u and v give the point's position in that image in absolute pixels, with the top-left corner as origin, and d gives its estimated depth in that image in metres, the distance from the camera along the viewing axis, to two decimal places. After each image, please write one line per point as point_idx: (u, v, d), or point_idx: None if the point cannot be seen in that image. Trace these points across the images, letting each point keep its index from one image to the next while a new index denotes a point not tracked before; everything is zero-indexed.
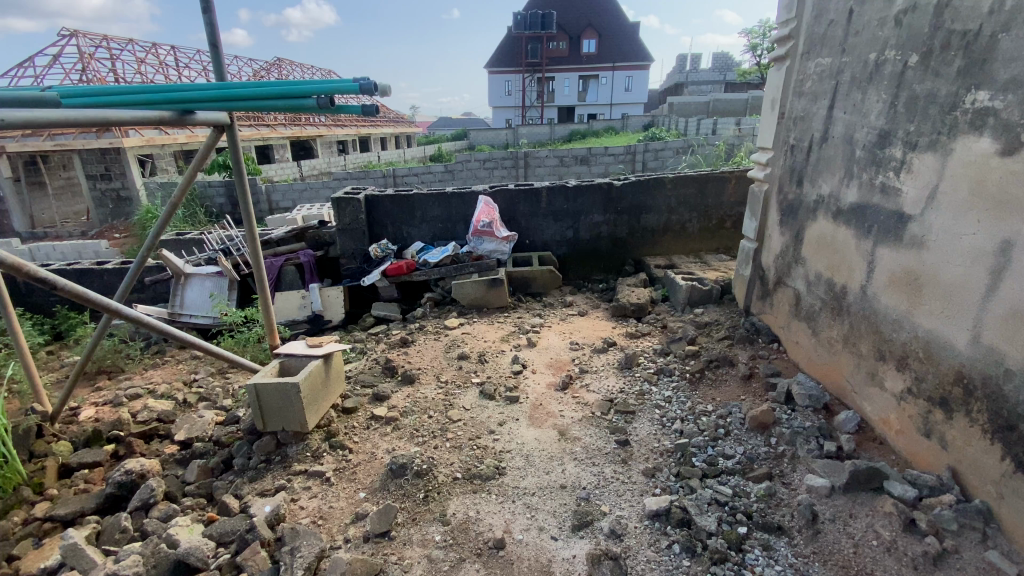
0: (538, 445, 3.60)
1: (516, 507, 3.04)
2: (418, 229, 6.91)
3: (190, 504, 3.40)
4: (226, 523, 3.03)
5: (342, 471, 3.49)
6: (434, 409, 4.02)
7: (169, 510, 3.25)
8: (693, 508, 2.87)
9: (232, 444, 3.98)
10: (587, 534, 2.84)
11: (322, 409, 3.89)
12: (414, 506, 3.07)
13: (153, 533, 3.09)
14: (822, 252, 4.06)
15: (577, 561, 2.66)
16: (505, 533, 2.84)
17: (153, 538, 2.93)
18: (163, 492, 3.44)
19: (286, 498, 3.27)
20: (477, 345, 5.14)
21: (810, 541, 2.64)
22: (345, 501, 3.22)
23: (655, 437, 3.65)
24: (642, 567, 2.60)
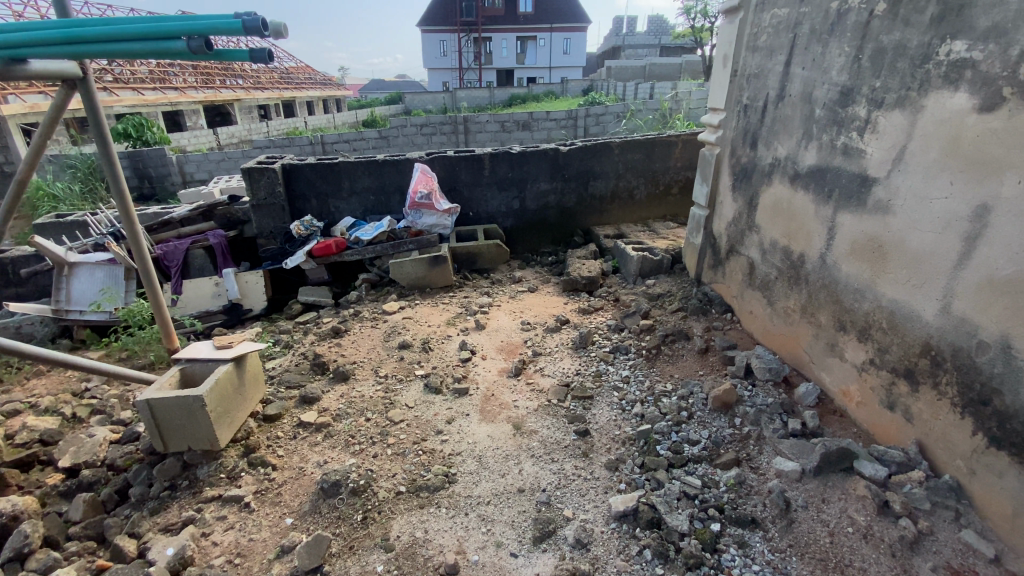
0: (490, 444, 3.25)
1: (470, 520, 2.69)
2: (347, 203, 6.21)
3: (78, 548, 2.78)
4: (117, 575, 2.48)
5: (263, 492, 2.97)
6: (372, 410, 3.57)
7: (49, 562, 2.65)
8: (662, 506, 2.63)
9: (129, 469, 3.33)
10: (550, 547, 2.53)
11: (238, 420, 3.33)
12: (349, 531, 2.64)
13: None
14: (779, 218, 3.88)
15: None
16: (458, 555, 2.49)
17: None
18: (41, 537, 2.81)
19: (196, 534, 2.73)
20: (420, 331, 4.66)
21: (785, 533, 2.46)
22: (269, 530, 2.73)
23: (616, 424, 3.37)
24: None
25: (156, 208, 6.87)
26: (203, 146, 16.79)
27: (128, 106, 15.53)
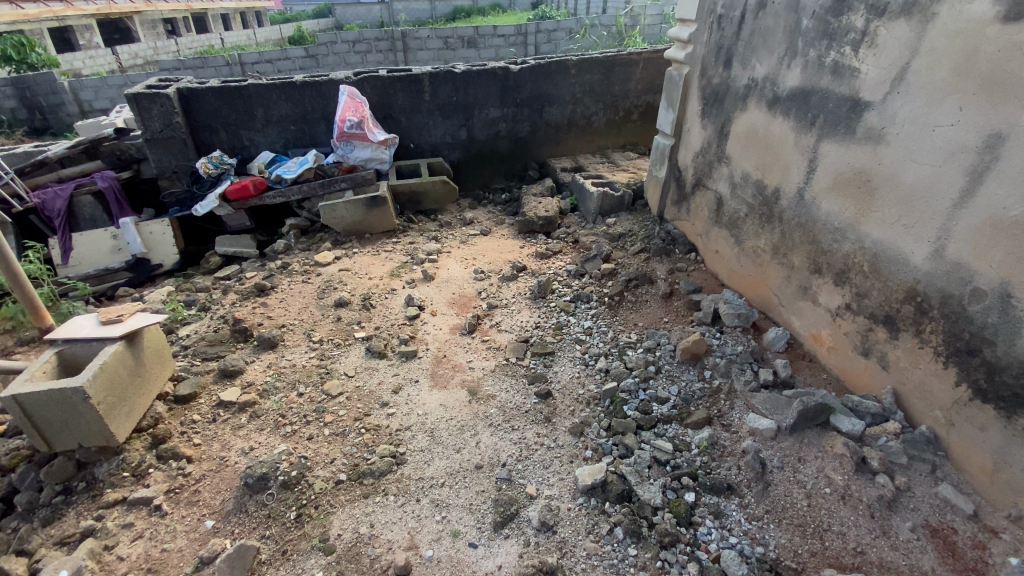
0: (443, 414, 2.89)
1: (423, 508, 2.39)
2: (264, 135, 5.32)
3: None
4: None
5: (177, 490, 2.52)
6: (306, 383, 3.12)
7: None
8: (632, 476, 2.40)
9: (16, 469, 2.60)
10: (513, 534, 2.27)
11: (141, 405, 2.79)
12: (280, 532, 2.28)
13: None
14: (752, 148, 3.50)
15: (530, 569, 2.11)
16: (408, 552, 2.20)
17: None
18: None
19: (97, 548, 2.23)
20: (360, 285, 4.13)
21: (762, 497, 2.31)
22: (184, 537, 2.31)
23: (580, 382, 3.04)
24: (585, 567, 2.12)
25: (28, 146, 5.69)
26: (102, 69, 14.43)
27: (6, 24, 13.02)
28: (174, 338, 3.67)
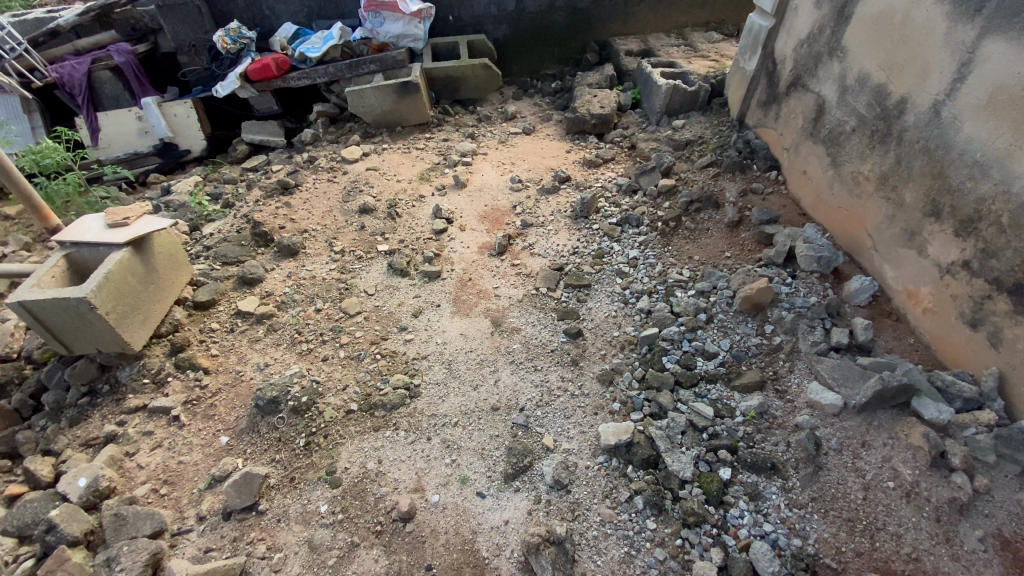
0: (463, 345, 2.63)
1: (433, 448, 2.23)
2: (285, 3, 4.68)
3: None
4: (23, 510, 2.00)
5: (194, 402, 2.45)
6: (325, 299, 2.90)
7: None
8: (662, 442, 2.11)
9: (46, 365, 2.71)
10: (522, 488, 2.09)
11: (158, 312, 2.72)
12: (289, 458, 2.21)
13: None
14: (879, 39, 2.65)
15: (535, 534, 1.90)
16: (413, 495, 2.08)
17: None
18: None
19: (118, 456, 2.23)
20: (386, 189, 3.76)
21: (809, 483, 2.00)
22: (200, 451, 2.27)
23: (616, 323, 2.68)
24: (595, 534, 1.94)
25: (42, 9, 5.26)
26: None
27: None
28: (196, 236, 3.52)
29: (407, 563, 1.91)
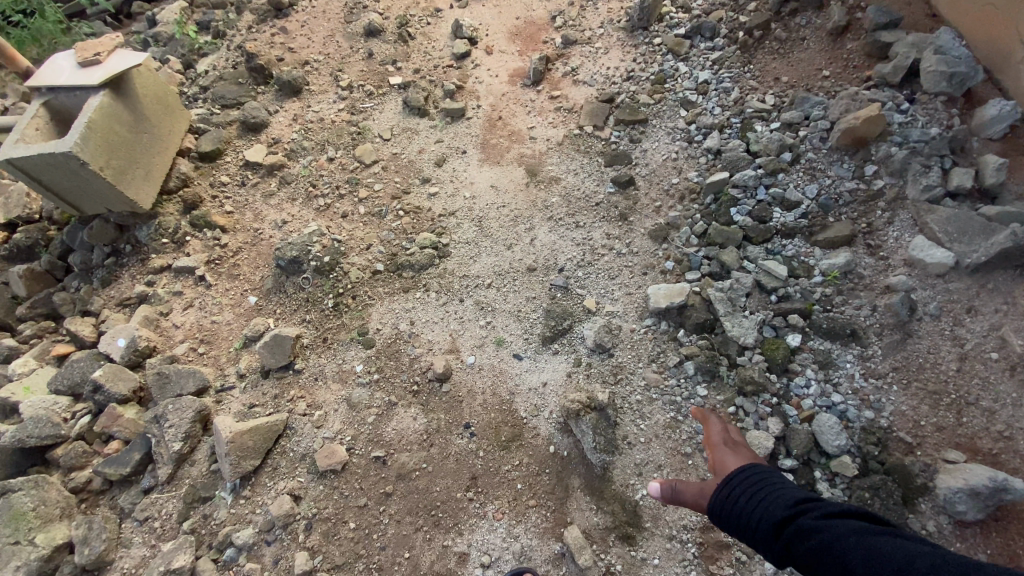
0: (495, 199, 2.30)
1: (466, 310, 2.03)
2: None
3: (35, 331, 2.29)
4: (72, 370, 2.05)
5: (217, 262, 2.31)
6: (338, 146, 2.54)
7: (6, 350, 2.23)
8: (722, 304, 1.82)
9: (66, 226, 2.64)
10: (562, 351, 1.90)
11: (163, 164, 2.48)
12: (319, 319, 2.06)
13: None
14: None
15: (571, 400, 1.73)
16: (448, 356, 1.94)
17: None
18: None
19: (153, 316, 2.20)
20: (395, 3, 3.08)
21: (893, 352, 1.72)
22: (231, 311, 2.19)
23: (676, 169, 2.24)
24: (637, 399, 1.77)
25: None
26: None
27: None
28: (190, 73, 3.06)
29: (444, 421, 1.83)
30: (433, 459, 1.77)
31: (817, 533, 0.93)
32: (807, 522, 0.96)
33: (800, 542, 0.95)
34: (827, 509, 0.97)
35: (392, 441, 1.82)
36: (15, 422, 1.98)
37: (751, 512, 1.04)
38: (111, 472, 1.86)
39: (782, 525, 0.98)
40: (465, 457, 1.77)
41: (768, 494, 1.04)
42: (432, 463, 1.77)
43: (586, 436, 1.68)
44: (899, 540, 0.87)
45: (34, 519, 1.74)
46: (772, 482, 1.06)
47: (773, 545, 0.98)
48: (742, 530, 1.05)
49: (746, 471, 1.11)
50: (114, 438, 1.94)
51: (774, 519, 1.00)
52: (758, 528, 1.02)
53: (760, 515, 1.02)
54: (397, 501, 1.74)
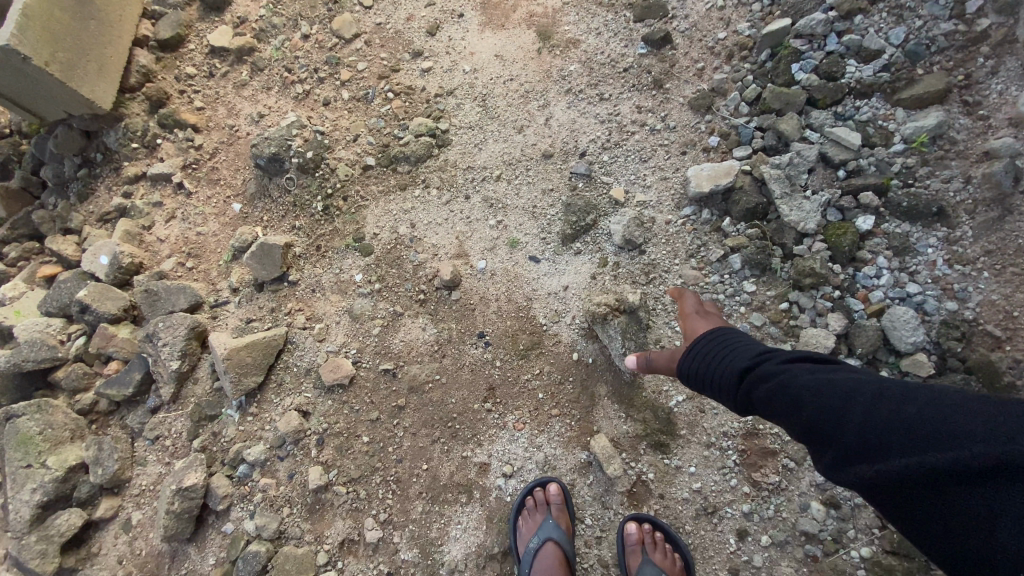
0: (501, 73, 1.94)
1: (474, 209, 1.76)
2: None
3: (20, 253, 2.13)
4: (59, 291, 1.91)
5: (194, 167, 2.06)
6: (313, 20, 2.15)
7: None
8: (779, 186, 1.53)
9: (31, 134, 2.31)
10: (585, 251, 1.65)
11: (116, 55, 2.12)
12: (310, 225, 1.84)
13: None
14: None
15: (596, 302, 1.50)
16: (455, 262, 1.70)
17: None
18: None
19: (135, 231, 2.00)
20: None
21: (986, 232, 1.36)
22: (216, 222, 1.98)
23: (723, 20, 1.81)
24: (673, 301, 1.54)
25: None
26: None
27: None
28: None
29: (456, 331, 1.64)
30: (446, 370, 1.60)
31: (779, 374, 0.83)
32: (768, 367, 0.85)
33: (761, 388, 0.85)
34: (788, 354, 0.86)
35: (401, 353, 1.64)
36: (14, 346, 1.88)
37: (713, 367, 0.93)
38: (114, 393, 1.77)
39: (741, 373, 0.88)
40: (480, 367, 1.60)
41: (731, 344, 0.94)
42: (445, 374, 1.60)
43: (613, 343, 1.48)
44: (861, 373, 0.79)
45: (43, 442, 1.69)
46: (733, 334, 0.95)
47: (733, 394, 0.88)
48: (704, 385, 0.95)
49: (713, 329, 1.00)
50: (113, 358, 1.84)
51: (733, 369, 0.90)
52: (720, 380, 0.91)
53: (722, 368, 0.92)
54: (411, 413, 1.59)
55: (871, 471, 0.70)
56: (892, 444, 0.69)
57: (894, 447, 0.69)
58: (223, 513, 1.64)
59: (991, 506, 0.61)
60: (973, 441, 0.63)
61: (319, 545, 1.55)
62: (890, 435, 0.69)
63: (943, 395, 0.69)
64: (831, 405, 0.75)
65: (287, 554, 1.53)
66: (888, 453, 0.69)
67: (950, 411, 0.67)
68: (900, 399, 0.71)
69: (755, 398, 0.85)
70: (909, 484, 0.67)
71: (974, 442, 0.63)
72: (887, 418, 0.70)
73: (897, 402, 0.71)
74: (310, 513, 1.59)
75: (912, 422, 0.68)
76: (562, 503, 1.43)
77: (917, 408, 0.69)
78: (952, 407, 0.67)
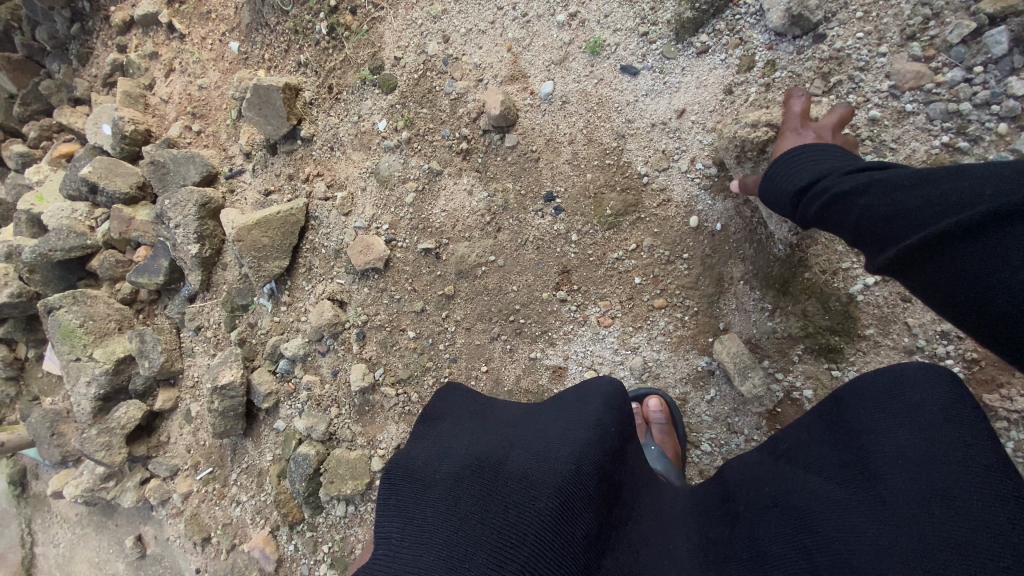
0: None
1: (533, 1, 1.17)
2: None
3: (41, 133, 1.93)
4: (71, 171, 1.68)
5: (181, 0, 1.62)
6: None
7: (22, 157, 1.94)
8: None
9: None
10: (713, 50, 1.04)
11: None
12: (317, 58, 1.37)
13: (15, 196, 1.93)
14: None
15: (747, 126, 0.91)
16: (508, 89, 1.17)
17: (9, 201, 1.95)
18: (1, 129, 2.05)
19: (136, 91, 1.67)
20: None
21: None
22: (216, 69, 1.58)
23: None
24: (867, 137, 0.92)
25: None
26: None
27: None
28: None
29: (515, 193, 1.17)
30: (504, 249, 1.17)
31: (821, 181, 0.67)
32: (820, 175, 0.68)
33: (810, 201, 0.68)
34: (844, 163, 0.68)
35: (444, 227, 1.22)
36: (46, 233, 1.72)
37: (772, 188, 0.77)
38: (145, 282, 1.58)
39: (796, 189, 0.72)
40: (549, 244, 1.14)
41: (794, 154, 0.76)
42: (503, 255, 1.18)
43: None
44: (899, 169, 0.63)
45: (87, 335, 1.57)
46: (805, 147, 0.76)
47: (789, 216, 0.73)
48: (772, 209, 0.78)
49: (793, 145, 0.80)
50: (141, 244, 1.63)
51: (788, 186, 0.73)
52: (774, 203, 0.76)
53: (773, 188, 0.77)
54: (463, 305, 1.21)
55: (880, 259, 0.58)
56: (901, 220, 0.56)
57: (903, 224, 0.56)
58: (273, 409, 1.45)
59: (1004, 262, 0.48)
60: (984, 200, 0.50)
61: (373, 450, 1.29)
62: (905, 211, 0.56)
63: (964, 170, 0.55)
64: (852, 199, 0.62)
65: (338, 458, 1.30)
66: (901, 231, 0.56)
67: (979, 176, 0.53)
68: (918, 176, 0.57)
69: (795, 215, 0.71)
70: (912, 259, 0.55)
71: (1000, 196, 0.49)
72: (899, 199, 0.57)
73: (911, 179, 0.58)
74: (360, 415, 1.32)
75: (933, 194, 0.54)
76: (668, 423, 1.02)
77: (928, 185, 0.56)
78: (978, 170, 0.53)
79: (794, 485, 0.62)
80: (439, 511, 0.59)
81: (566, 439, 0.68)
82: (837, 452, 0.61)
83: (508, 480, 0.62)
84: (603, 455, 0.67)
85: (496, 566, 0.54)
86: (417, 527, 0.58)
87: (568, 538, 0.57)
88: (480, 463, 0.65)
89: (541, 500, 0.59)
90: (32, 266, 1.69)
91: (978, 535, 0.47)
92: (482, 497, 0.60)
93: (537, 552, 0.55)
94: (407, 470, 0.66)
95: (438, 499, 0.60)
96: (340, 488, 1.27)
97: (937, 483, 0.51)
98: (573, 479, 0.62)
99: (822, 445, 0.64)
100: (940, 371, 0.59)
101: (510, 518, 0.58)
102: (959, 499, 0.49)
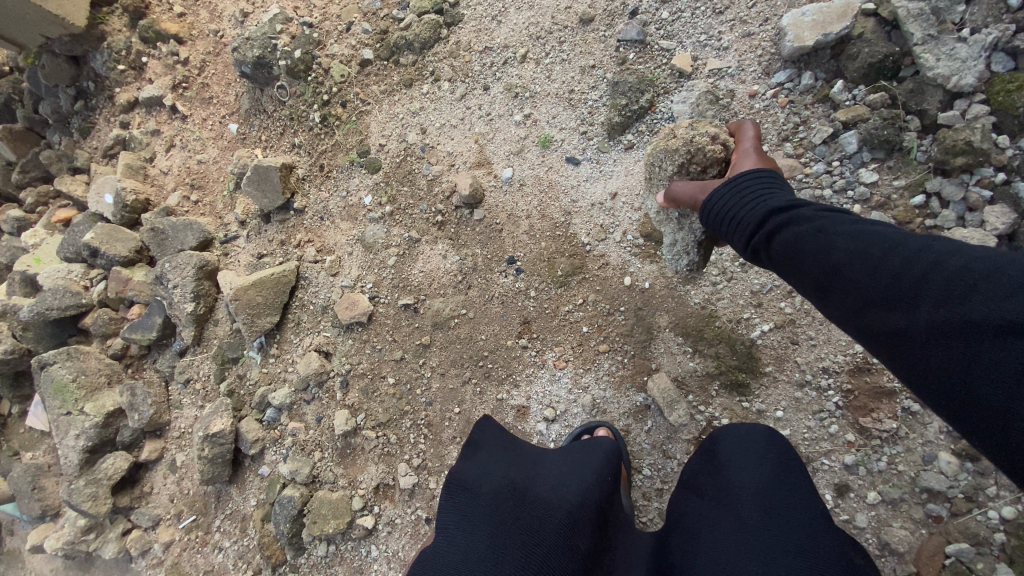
0: None
1: (495, 103, 1.43)
2: None
3: (37, 198, 2.05)
4: (69, 236, 1.81)
5: (184, 86, 1.83)
6: None
7: (17, 221, 2.05)
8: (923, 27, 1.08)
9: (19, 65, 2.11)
10: (637, 146, 1.30)
11: None
12: (310, 141, 1.59)
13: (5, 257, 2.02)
14: None
15: (706, 137, 1.00)
16: (475, 172, 1.40)
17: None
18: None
19: (137, 164, 1.84)
20: None
21: None
22: (215, 147, 1.77)
23: None
24: None
25: None
26: None
27: None
28: None
29: (482, 257, 1.38)
30: (473, 303, 1.37)
31: (800, 217, 0.69)
32: (801, 213, 0.69)
33: (780, 235, 0.70)
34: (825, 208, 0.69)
35: (422, 285, 1.42)
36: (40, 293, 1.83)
37: (738, 212, 0.78)
38: (139, 338, 1.69)
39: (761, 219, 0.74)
40: (512, 300, 1.34)
41: (769, 188, 0.78)
42: (472, 309, 1.37)
43: (682, 236, 1.10)
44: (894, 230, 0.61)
45: (78, 390, 1.67)
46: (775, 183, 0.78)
47: (748, 239, 0.75)
48: (724, 227, 0.81)
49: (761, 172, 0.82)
50: (135, 303, 1.76)
51: (754, 216, 0.75)
52: (734, 225, 0.78)
53: (738, 208, 0.79)
54: (438, 353, 1.39)
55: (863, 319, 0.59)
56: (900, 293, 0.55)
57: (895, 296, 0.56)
58: (258, 455, 1.56)
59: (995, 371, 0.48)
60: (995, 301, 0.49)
61: (354, 490, 1.40)
62: (904, 280, 0.55)
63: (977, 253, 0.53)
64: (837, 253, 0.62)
65: (321, 498, 1.40)
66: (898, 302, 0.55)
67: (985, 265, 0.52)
68: (927, 249, 0.56)
69: (751, 244, 0.74)
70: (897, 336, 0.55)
71: (1011, 302, 0.48)
72: (908, 270, 0.55)
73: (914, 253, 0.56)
74: (342, 457, 1.44)
75: (935, 273, 0.54)
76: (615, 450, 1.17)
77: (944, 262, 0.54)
78: (996, 260, 0.52)
79: (691, 506, 0.92)
80: (486, 514, 0.88)
81: (578, 477, 0.96)
82: (716, 478, 0.92)
83: (533, 503, 0.89)
84: (603, 488, 0.95)
85: (524, 553, 0.82)
86: (467, 522, 0.88)
87: (574, 544, 0.85)
88: (514, 488, 0.93)
89: (556, 517, 0.87)
90: (26, 325, 1.78)
91: (793, 537, 0.76)
92: (515, 509, 0.88)
93: (551, 551, 0.83)
94: (461, 482, 0.95)
95: (485, 506, 0.89)
96: (322, 527, 1.37)
97: (771, 503, 0.82)
98: (578, 506, 0.90)
99: (707, 472, 0.95)
100: (776, 435, 0.91)
101: (534, 525, 0.85)
102: (781, 512, 0.80)
